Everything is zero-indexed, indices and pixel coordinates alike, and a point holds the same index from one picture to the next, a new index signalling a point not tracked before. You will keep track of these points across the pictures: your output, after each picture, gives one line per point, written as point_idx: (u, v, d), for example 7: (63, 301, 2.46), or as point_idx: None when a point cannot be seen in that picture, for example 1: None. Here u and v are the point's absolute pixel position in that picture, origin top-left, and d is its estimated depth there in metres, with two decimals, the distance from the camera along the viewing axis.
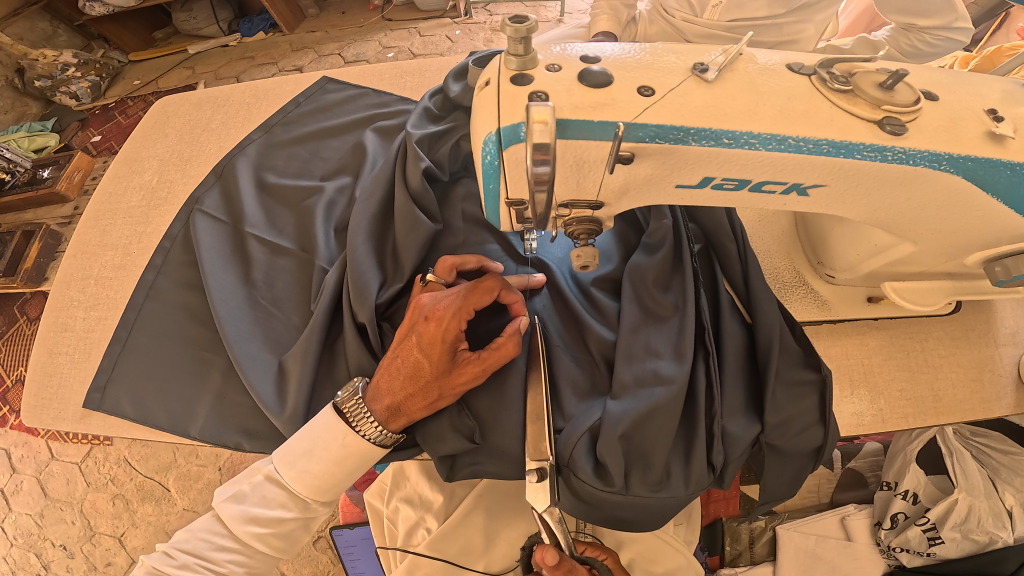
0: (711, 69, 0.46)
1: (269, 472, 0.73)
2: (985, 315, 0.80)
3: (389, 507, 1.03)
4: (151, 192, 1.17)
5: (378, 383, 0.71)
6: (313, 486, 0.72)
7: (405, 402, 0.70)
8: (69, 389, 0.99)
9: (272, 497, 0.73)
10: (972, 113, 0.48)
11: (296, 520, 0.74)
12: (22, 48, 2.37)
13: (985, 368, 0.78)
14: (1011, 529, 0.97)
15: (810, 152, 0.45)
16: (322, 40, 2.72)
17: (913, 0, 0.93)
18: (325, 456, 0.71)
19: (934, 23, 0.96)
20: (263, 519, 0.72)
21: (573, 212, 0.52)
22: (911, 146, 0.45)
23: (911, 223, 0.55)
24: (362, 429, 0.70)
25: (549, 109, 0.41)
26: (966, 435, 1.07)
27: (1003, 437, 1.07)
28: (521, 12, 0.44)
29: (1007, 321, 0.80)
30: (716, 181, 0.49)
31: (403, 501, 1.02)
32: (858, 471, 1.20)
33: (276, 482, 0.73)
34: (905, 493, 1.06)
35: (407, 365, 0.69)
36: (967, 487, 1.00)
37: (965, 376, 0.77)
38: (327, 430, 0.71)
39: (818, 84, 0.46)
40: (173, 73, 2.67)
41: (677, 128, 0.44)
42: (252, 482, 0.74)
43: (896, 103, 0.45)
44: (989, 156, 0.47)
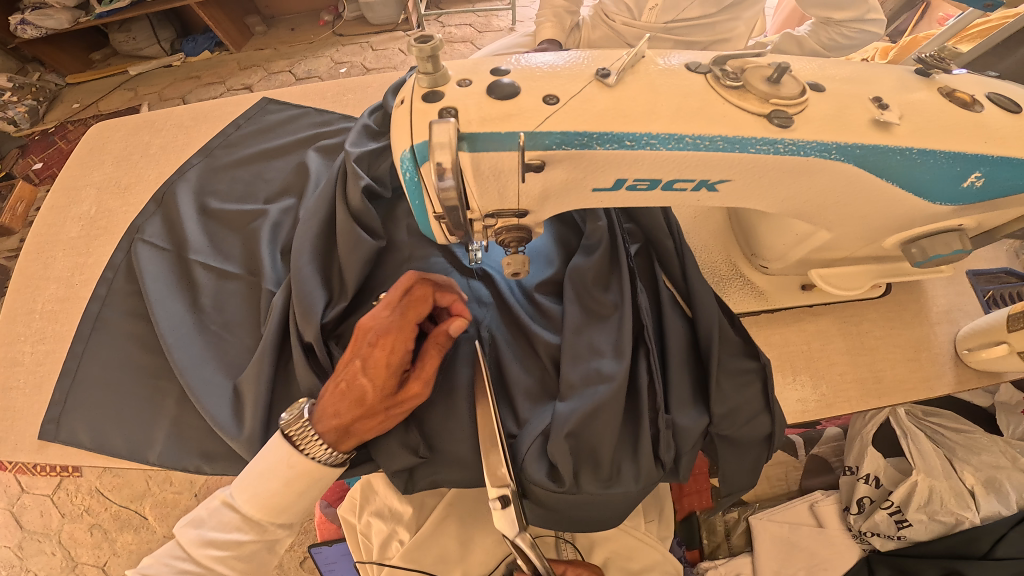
0: (613, 73, 0.47)
1: (225, 496, 0.71)
2: (916, 295, 0.83)
3: (361, 522, 1.00)
4: (92, 221, 1.13)
5: (324, 405, 0.68)
6: (265, 506, 0.69)
7: (355, 424, 0.68)
8: (13, 430, 0.94)
9: (228, 521, 0.70)
10: (860, 102, 0.50)
11: (256, 543, 0.71)
12: None
13: (922, 347, 0.79)
14: (975, 508, 0.96)
15: (707, 149, 0.47)
16: (272, 58, 2.70)
17: None
18: (272, 477, 0.68)
19: (849, 16, 1.07)
20: (221, 543, 0.69)
21: (501, 221, 0.52)
22: (799, 138, 0.47)
23: (824, 211, 0.57)
24: (310, 451, 0.67)
25: (453, 126, 0.42)
26: (919, 416, 1.09)
27: (955, 415, 1.08)
28: (425, 32, 0.44)
29: (939, 300, 0.82)
30: (628, 182, 0.50)
31: (374, 515, 1.00)
32: (822, 458, 1.24)
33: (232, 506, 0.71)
34: (867, 477, 1.06)
35: (354, 389, 0.67)
36: (924, 468, 1.00)
37: (904, 355, 0.79)
38: (272, 450, 0.68)
39: (712, 81, 0.48)
40: (115, 95, 2.60)
41: (581, 134, 0.45)
42: (209, 508, 0.71)
43: (783, 96, 0.47)
44: (877, 143, 0.49)
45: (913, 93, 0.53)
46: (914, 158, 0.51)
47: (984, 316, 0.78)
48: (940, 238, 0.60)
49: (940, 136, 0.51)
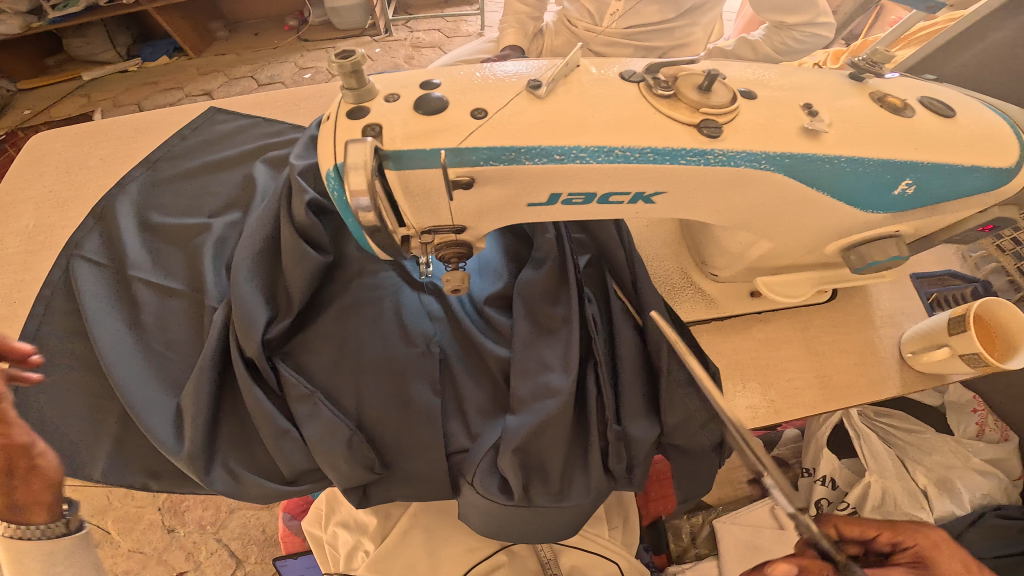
0: (543, 85, 0.46)
1: None
2: (862, 300, 0.84)
3: (327, 533, 0.98)
4: (29, 236, 1.07)
5: None
6: None
7: None
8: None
9: None
10: (790, 110, 0.51)
11: None
12: None
13: (868, 351, 0.80)
14: (929, 508, 0.98)
15: (638, 161, 0.46)
16: (234, 63, 2.64)
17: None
18: None
19: (800, 20, 1.14)
20: None
21: (438, 237, 0.51)
22: (729, 148, 0.47)
23: (761, 221, 0.58)
24: None
25: (372, 145, 0.41)
26: (871, 417, 1.11)
27: (907, 416, 1.11)
28: (348, 46, 0.43)
29: (883, 303, 0.84)
30: (563, 197, 0.49)
31: (340, 526, 0.98)
32: (780, 459, 1.23)
33: None
34: (823, 479, 1.00)
35: None
36: (878, 470, 1.00)
37: (851, 359, 0.80)
38: None
39: (645, 90, 0.47)
40: (67, 101, 2.51)
41: (510, 149, 0.44)
42: None
43: (713, 106, 0.46)
44: (805, 151, 0.49)
45: (843, 99, 0.53)
46: (844, 166, 0.51)
47: (925, 319, 0.80)
48: (878, 244, 0.61)
49: (869, 144, 0.51)
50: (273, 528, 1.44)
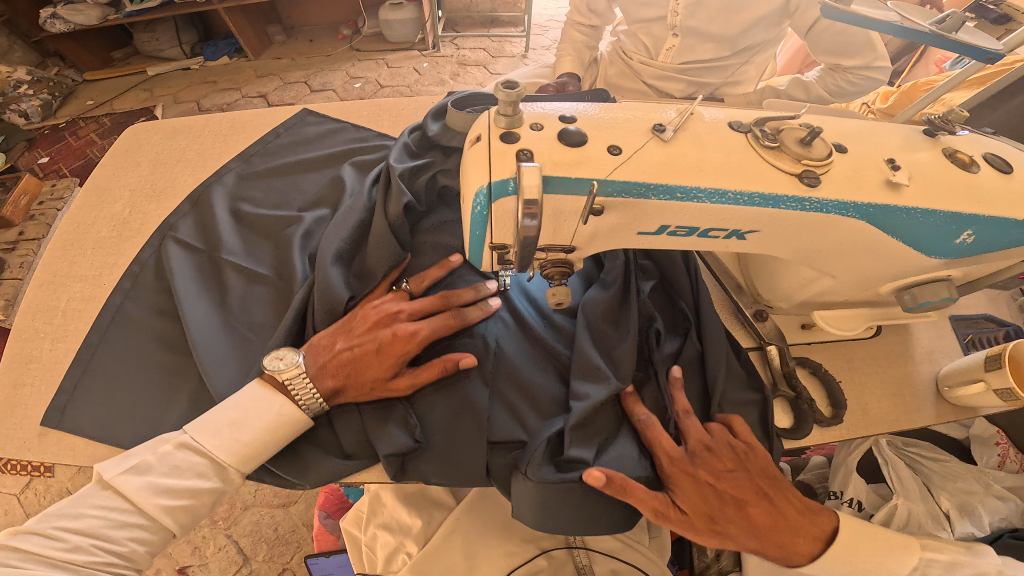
0: (669, 131, 0.53)
1: (181, 441, 0.71)
2: (904, 336, 0.89)
3: (366, 534, 1.04)
4: (123, 223, 1.15)
5: (324, 364, 0.76)
6: (240, 454, 0.72)
7: (346, 387, 0.76)
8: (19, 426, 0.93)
9: (186, 468, 0.70)
10: (874, 163, 0.57)
11: (212, 493, 0.72)
12: None
13: (907, 385, 0.85)
14: (951, 530, 1.00)
15: (745, 204, 0.52)
16: (288, 68, 2.78)
17: (838, 44, 1.23)
18: (257, 424, 0.72)
19: (858, 63, 1.24)
20: (176, 491, 0.69)
21: (549, 255, 0.58)
22: (824, 197, 0.53)
23: (835, 260, 0.63)
24: (302, 399, 0.73)
25: (538, 170, 0.47)
26: (900, 444, 1.13)
27: (932, 446, 1.14)
28: (513, 79, 0.50)
29: (923, 341, 0.89)
30: (670, 228, 0.55)
31: (380, 527, 1.03)
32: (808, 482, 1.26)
33: (187, 451, 0.71)
34: (850, 501, 1.07)
35: (360, 358, 0.75)
36: (904, 493, 1.03)
37: (890, 390, 0.84)
38: (259, 398, 0.73)
39: (752, 140, 0.55)
40: (130, 94, 2.66)
41: (640, 184, 0.51)
42: (159, 453, 0.70)
43: (813, 159, 0.53)
44: (887, 203, 0.56)
45: (917, 153, 0.60)
46: (916, 217, 0.57)
47: (962, 357, 0.84)
48: (930, 286, 0.67)
49: (940, 198, 0.57)
50: (285, 528, 1.48)
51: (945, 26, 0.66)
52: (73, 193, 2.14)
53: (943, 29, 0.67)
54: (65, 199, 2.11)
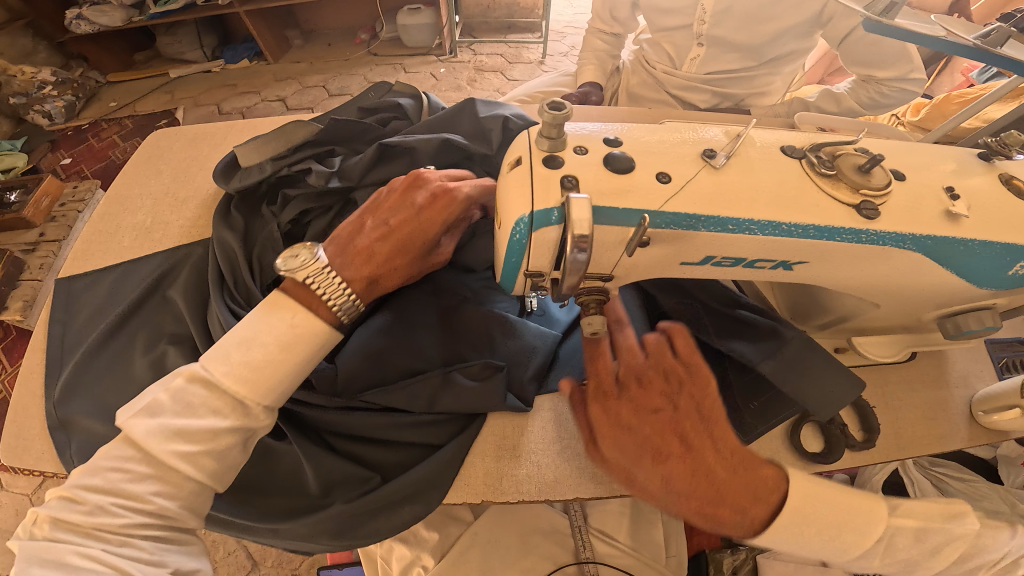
0: (719, 157, 0.51)
1: (192, 373, 0.59)
2: (938, 360, 0.84)
3: (383, 545, 0.99)
4: (144, 233, 1.11)
5: (354, 256, 0.68)
6: (254, 381, 0.59)
7: (381, 276, 0.69)
8: (31, 436, 0.88)
9: (199, 405, 0.58)
10: (933, 192, 0.54)
11: (234, 433, 0.59)
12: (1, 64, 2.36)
13: (941, 409, 0.80)
14: None
15: (799, 237, 0.50)
16: (306, 71, 2.79)
17: (871, 55, 1.19)
18: (268, 342, 0.60)
19: (890, 75, 1.21)
20: (191, 433, 0.56)
21: (585, 283, 0.55)
22: (882, 229, 0.51)
23: (885, 290, 0.60)
24: (332, 297, 0.64)
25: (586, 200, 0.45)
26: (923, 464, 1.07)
27: (959, 466, 1.06)
28: (559, 101, 0.48)
29: (957, 364, 0.84)
30: (715, 259, 0.53)
31: (397, 538, 0.98)
32: None
33: (201, 385, 0.59)
34: None
35: (393, 238, 0.69)
36: None
37: (924, 415, 0.79)
38: (269, 311, 0.62)
39: (808, 168, 0.52)
40: (152, 96, 2.69)
41: (690, 216, 0.49)
42: (168, 390, 0.58)
43: (872, 188, 0.50)
44: (948, 235, 0.53)
45: (975, 179, 0.57)
46: (975, 249, 0.54)
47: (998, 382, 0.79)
48: (976, 314, 0.64)
49: (1001, 230, 0.54)
50: None
51: (990, 40, 0.61)
52: (94, 196, 2.17)
53: (988, 43, 0.61)
54: (87, 202, 2.14)
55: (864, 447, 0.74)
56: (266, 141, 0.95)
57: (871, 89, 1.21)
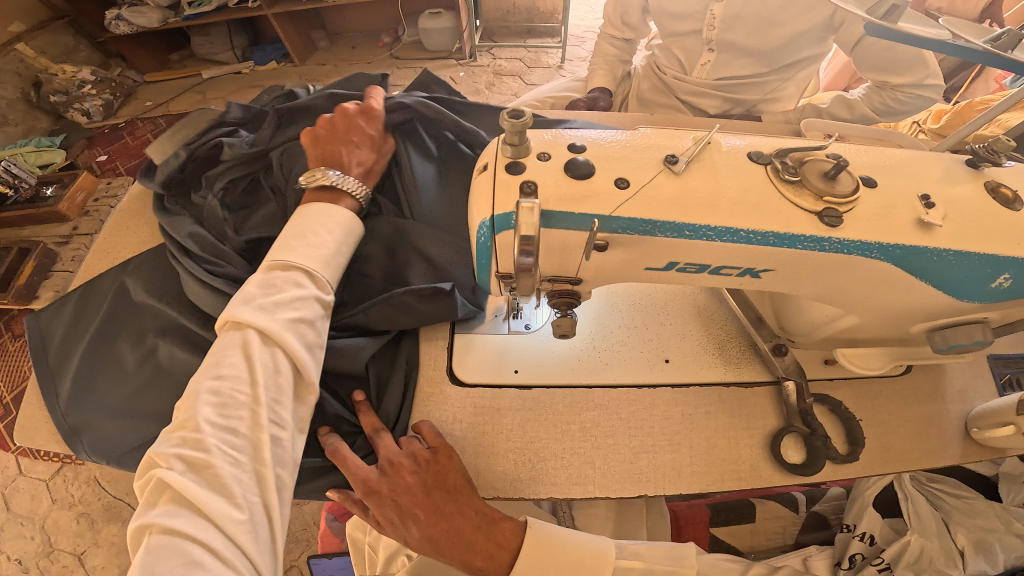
0: (681, 162, 0.51)
1: (268, 265, 0.74)
2: (934, 374, 0.83)
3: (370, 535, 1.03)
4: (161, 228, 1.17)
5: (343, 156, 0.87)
6: (324, 256, 0.76)
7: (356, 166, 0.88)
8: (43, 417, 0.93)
9: (278, 283, 0.72)
10: (907, 201, 0.54)
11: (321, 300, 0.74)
12: (43, 62, 2.57)
13: (933, 424, 0.79)
14: (961, 568, 0.93)
15: (759, 243, 0.51)
16: (330, 74, 2.86)
17: (884, 62, 1.17)
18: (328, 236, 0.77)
19: (906, 81, 1.18)
20: (284, 303, 0.70)
21: (555, 285, 0.57)
22: (845, 238, 0.51)
23: (857, 299, 0.60)
24: (348, 184, 0.83)
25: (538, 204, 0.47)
26: (922, 481, 1.04)
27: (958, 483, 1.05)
28: (519, 108, 0.49)
29: (955, 379, 0.83)
30: (679, 265, 0.54)
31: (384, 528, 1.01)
32: (820, 515, 1.13)
33: (279, 269, 0.73)
34: (862, 535, 0.98)
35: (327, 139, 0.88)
36: (918, 528, 0.96)
37: (914, 429, 0.78)
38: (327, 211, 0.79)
39: (772, 173, 0.52)
40: (184, 96, 2.79)
41: (646, 221, 0.50)
42: (252, 282, 0.72)
43: (836, 196, 0.51)
44: (917, 244, 0.52)
45: (955, 187, 0.56)
46: (948, 259, 0.54)
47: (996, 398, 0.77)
48: (964, 328, 0.63)
49: (975, 240, 0.53)
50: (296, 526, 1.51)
51: (1001, 44, 0.60)
52: (124, 192, 2.27)
53: (998, 48, 0.61)
54: (118, 198, 2.24)
55: (847, 459, 0.73)
56: (176, 130, 1.04)
57: (884, 96, 1.18)
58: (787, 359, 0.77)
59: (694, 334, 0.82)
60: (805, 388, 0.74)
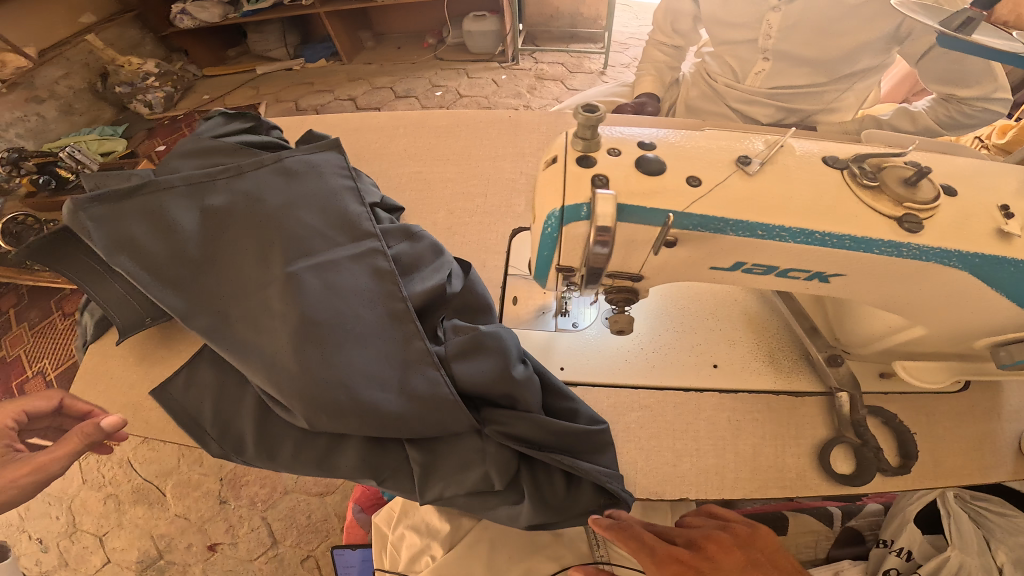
0: (754, 164, 0.51)
1: None
2: (999, 396, 0.79)
3: (395, 533, 0.99)
4: None
5: None
6: None
7: None
8: None
9: None
10: (984, 209, 0.52)
11: None
12: (111, 54, 2.70)
13: (997, 449, 0.75)
14: None
15: (834, 246, 0.50)
16: (376, 73, 2.93)
17: (952, 74, 1.13)
18: None
19: (974, 94, 1.14)
20: None
21: (615, 281, 0.58)
22: (924, 244, 0.50)
23: (924, 310, 0.59)
24: None
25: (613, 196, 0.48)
26: (966, 497, 0.99)
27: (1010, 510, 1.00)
28: (593, 103, 0.50)
29: (1019, 402, 0.79)
30: (746, 265, 0.54)
31: (410, 528, 0.99)
32: (856, 531, 1.10)
33: None
34: (898, 550, 0.97)
35: None
36: (959, 544, 0.91)
37: (976, 453, 0.75)
38: None
39: (849, 178, 0.52)
40: (239, 91, 2.91)
41: (717, 219, 0.50)
42: None
43: (917, 202, 0.49)
44: (995, 253, 0.51)
45: None
46: None
47: None
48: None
49: None
50: (318, 516, 1.52)
51: None
52: None
53: None
54: None
55: (900, 472, 0.71)
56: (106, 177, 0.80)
57: (949, 110, 1.14)
58: (842, 369, 0.75)
59: (744, 341, 0.81)
60: (858, 400, 0.72)
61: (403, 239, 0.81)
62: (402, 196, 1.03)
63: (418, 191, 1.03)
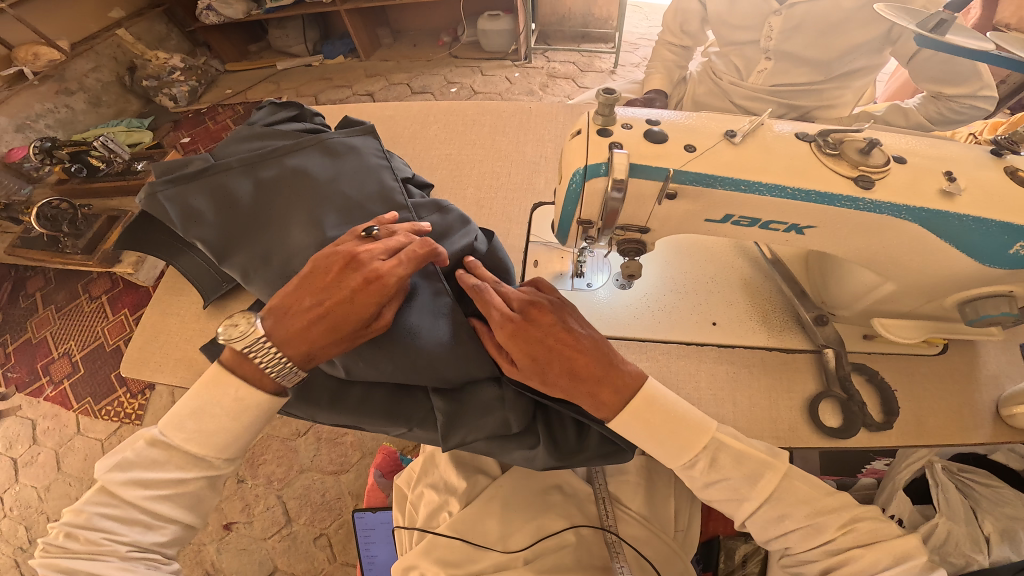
0: (739, 135, 0.62)
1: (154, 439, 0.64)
2: (965, 355, 0.89)
3: (414, 492, 1.00)
4: None
5: None
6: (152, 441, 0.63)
7: None
8: None
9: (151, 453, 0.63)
10: (932, 175, 0.63)
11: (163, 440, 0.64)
12: (140, 48, 2.83)
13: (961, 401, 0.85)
14: (986, 552, 0.93)
15: (803, 200, 0.61)
16: (393, 70, 3.05)
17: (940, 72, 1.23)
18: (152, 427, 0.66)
19: (962, 92, 1.23)
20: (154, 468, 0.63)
21: (624, 233, 0.70)
22: (877, 199, 0.60)
23: (887, 262, 0.69)
24: None
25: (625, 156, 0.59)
26: (954, 471, 1.06)
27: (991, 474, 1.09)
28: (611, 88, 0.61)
29: (987, 363, 0.89)
30: (734, 218, 0.65)
31: (428, 487, 0.99)
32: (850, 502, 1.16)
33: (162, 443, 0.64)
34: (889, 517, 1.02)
35: None
36: (946, 512, 0.97)
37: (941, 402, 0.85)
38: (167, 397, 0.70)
39: (815, 148, 0.63)
40: (260, 85, 3.04)
41: (709, 176, 0.61)
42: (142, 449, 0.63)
43: (870, 166, 0.60)
44: (941, 209, 0.61)
45: (982, 170, 0.64)
46: (968, 225, 0.62)
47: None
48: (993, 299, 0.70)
49: (994, 209, 0.61)
50: (331, 494, 1.61)
51: None
52: None
53: None
54: None
55: (881, 425, 0.79)
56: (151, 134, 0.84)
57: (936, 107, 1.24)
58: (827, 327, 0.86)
59: (740, 303, 0.91)
60: (842, 355, 0.82)
61: (435, 212, 0.90)
62: (432, 175, 1.14)
63: (448, 170, 1.15)
